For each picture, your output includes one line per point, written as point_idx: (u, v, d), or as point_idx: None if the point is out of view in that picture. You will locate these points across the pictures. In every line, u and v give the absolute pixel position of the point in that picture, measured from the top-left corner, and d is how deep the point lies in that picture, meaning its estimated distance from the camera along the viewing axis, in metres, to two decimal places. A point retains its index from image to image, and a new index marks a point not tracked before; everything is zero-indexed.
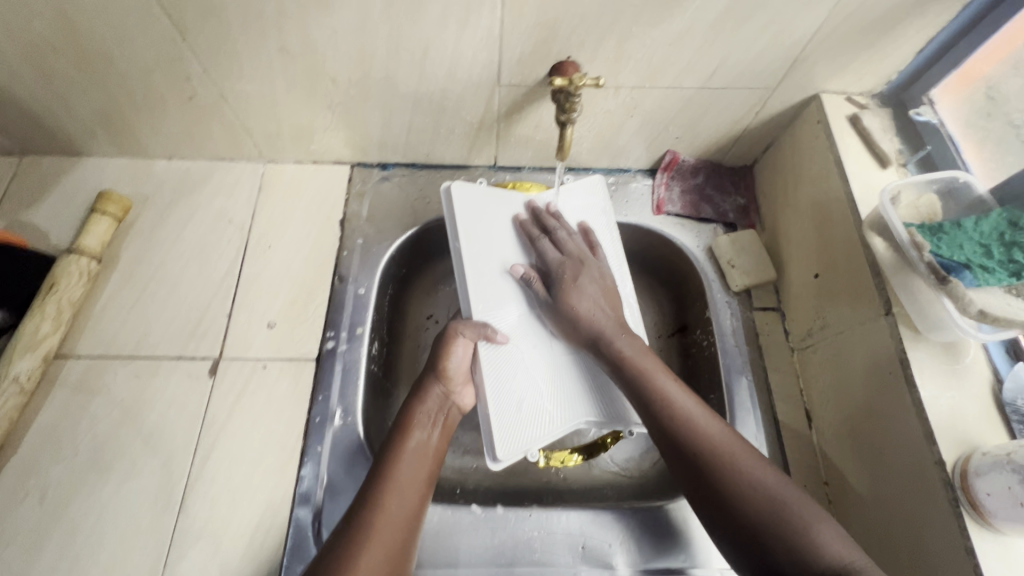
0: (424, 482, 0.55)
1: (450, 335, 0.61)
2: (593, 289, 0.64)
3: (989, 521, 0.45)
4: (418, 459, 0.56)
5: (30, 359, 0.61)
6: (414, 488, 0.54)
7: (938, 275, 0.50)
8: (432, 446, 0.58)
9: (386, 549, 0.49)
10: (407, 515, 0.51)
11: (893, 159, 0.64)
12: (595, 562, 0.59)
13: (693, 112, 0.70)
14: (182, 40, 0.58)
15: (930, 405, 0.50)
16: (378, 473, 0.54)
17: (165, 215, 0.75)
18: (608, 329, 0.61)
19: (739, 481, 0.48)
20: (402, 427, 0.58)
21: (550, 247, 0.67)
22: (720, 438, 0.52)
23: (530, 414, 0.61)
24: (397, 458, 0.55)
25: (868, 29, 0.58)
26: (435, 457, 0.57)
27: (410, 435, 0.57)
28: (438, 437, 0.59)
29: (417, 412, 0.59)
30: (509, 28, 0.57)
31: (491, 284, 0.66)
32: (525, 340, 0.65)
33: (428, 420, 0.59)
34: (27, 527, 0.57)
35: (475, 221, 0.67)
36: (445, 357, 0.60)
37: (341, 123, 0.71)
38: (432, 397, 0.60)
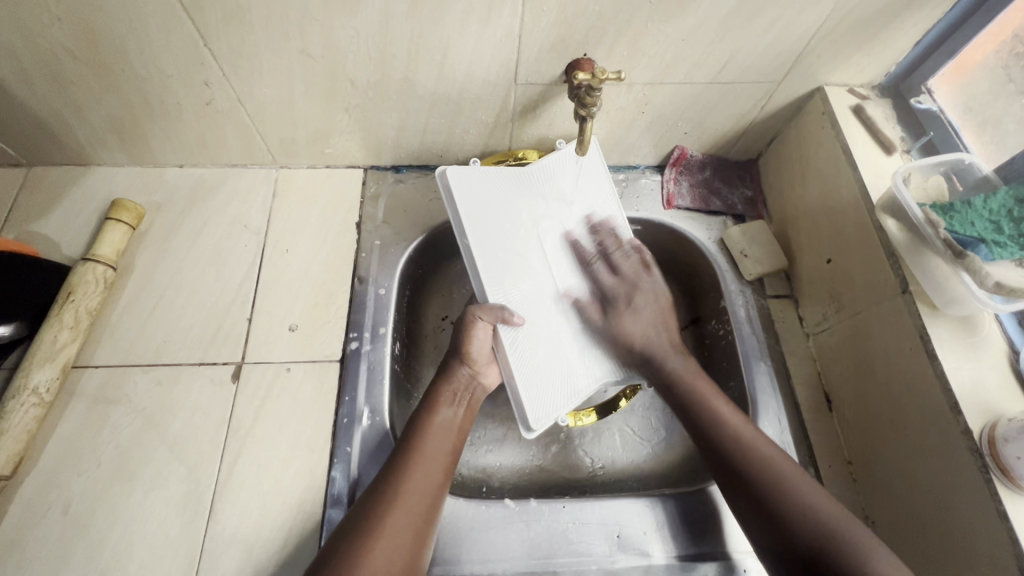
0: (447, 455, 0.56)
1: (469, 320, 0.60)
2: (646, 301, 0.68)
3: (1019, 486, 0.46)
4: (441, 434, 0.57)
5: (48, 370, 0.60)
6: (437, 461, 0.55)
7: (955, 251, 0.52)
8: (454, 422, 0.59)
9: (411, 519, 0.50)
10: (431, 484, 0.53)
11: (897, 145, 0.66)
12: (630, 550, 0.59)
13: (702, 107, 0.72)
14: (202, 44, 0.58)
15: (953, 376, 0.52)
16: (404, 446, 0.55)
17: (179, 222, 0.74)
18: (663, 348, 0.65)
19: (782, 488, 0.52)
20: (428, 404, 0.59)
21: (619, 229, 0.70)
22: (776, 459, 0.55)
23: (557, 382, 0.62)
24: (423, 432, 0.56)
25: (870, 22, 0.61)
26: (457, 434, 0.58)
27: (436, 412, 0.58)
28: (461, 415, 0.60)
29: (442, 389, 0.60)
30: (528, 26, 0.58)
31: (504, 266, 0.64)
32: (547, 312, 0.64)
33: (452, 398, 0.60)
34: (50, 541, 0.55)
35: (477, 205, 0.63)
36: (467, 342, 0.60)
37: (357, 126, 0.72)
38: (459, 376, 0.61)
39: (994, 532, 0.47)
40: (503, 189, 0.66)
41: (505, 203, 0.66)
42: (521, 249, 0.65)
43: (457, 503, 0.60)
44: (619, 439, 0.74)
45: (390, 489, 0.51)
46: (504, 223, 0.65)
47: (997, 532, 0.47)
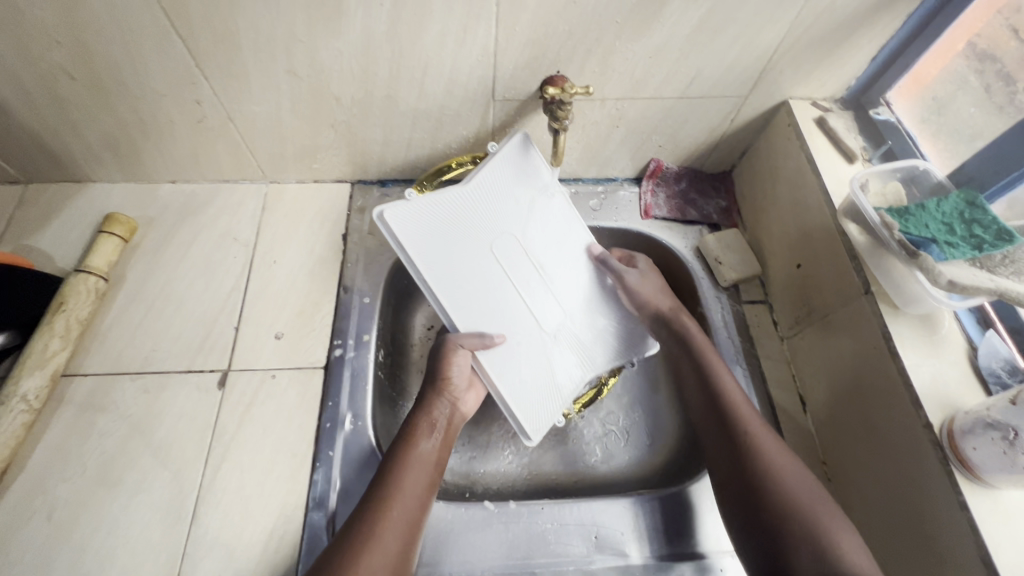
0: (424, 489, 0.56)
1: (450, 348, 0.62)
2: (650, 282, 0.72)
3: (977, 476, 0.48)
4: (419, 467, 0.57)
5: (38, 377, 0.62)
6: (413, 498, 0.55)
7: (909, 251, 0.54)
8: (433, 454, 0.59)
9: (386, 553, 0.50)
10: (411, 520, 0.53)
11: (858, 154, 0.70)
12: (608, 551, 0.60)
13: (674, 120, 0.75)
14: (194, 65, 0.62)
15: (914, 372, 0.54)
16: (382, 477, 0.55)
17: (170, 236, 0.77)
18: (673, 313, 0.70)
19: (745, 430, 0.58)
20: (407, 436, 0.59)
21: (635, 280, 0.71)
22: (753, 417, 0.59)
23: (546, 387, 0.68)
24: (403, 462, 0.56)
25: (827, 39, 0.65)
26: (437, 467, 0.59)
27: (417, 444, 0.58)
28: (441, 447, 0.61)
29: (421, 421, 0.61)
30: (503, 45, 0.62)
31: (477, 288, 0.65)
32: (523, 325, 0.67)
33: (432, 429, 0.60)
34: (33, 546, 0.56)
35: (428, 241, 0.62)
36: (445, 369, 0.62)
37: (343, 142, 0.75)
38: (440, 405, 0.62)
39: (956, 523, 0.48)
40: (462, 207, 0.63)
41: (468, 226, 0.64)
42: (486, 268, 0.66)
43: (437, 505, 0.61)
44: (600, 444, 0.75)
45: (367, 522, 0.51)
46: (461, 251, 0.64)
47: (959, 523, 0.48)
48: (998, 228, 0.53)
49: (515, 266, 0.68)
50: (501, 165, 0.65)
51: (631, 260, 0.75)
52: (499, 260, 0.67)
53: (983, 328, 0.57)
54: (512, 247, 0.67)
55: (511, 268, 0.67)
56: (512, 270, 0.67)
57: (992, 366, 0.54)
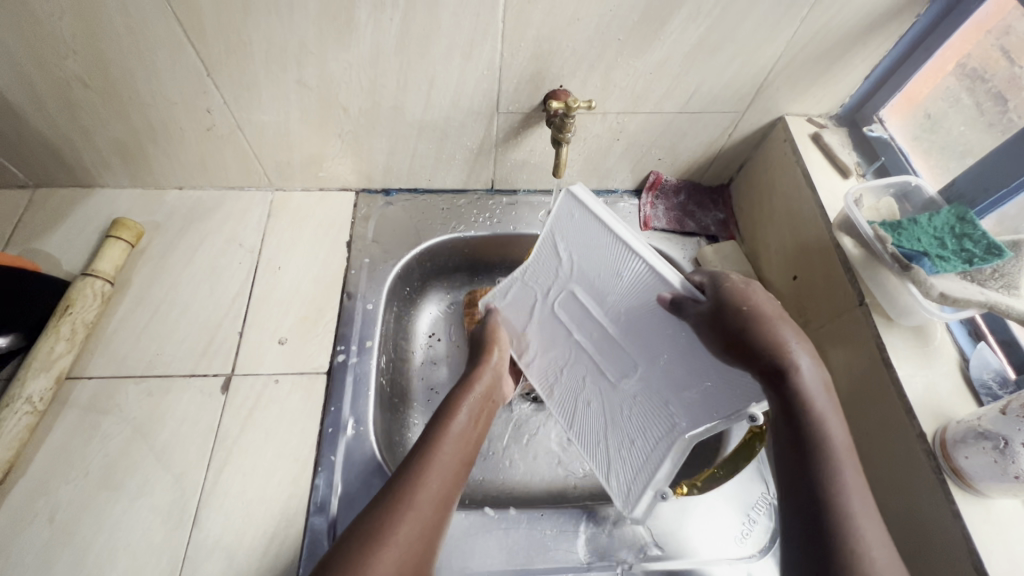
0: (462, 465, 0.53)
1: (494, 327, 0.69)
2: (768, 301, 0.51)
3: (970, 485, 0.49)
4: (459, 444, 0.54)
5: (43, 379, 0.62)
6: (448, 472, 0.51)
7: (902, 264, 0.56)
8: (469, 428, 0.57)
9: (418, 523, 0.46)
10: (443, 493, 0.49)
11: (852, 170, 0.72)
12: (607, 558, 0.60)
13: (673, 135, 0.77)
14: (206, 74, 0.63)
15: (907, 382, 0.55)
16: (419, 446, 0.53)
17: (176, 241, 0.78)
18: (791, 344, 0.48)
19: (824, 457, 0.44)
20: (449, 408, 0.58)
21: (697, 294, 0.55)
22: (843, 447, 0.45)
23: (639, 466, 0.60)
24: (440, 434, 0.54)
25: (822, 58, 0.67)
26: (474, 443, 0.57)
27: (457, 417, 0.56)
28: (476, 424, 0.58)
29: (464, 397, 0.59)
30: (508, 60, 0.63)
31: (556, 356, 0.67)
32: (605, 390, 0.63)
33: (472, 403, 0.59)
34: (35, 548, 0.56)
35: (515, 322, 0.70)
36: (492, 342, 0.67)
37: (350, 151, 0.76)
38: (482, 379, 0.62)
39: (950, 531, 0.49)
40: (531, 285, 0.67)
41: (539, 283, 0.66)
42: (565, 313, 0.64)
43: None
44: None
45: (399, 496, 0.47)
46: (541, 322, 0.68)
47: (952, 531, 0.49)
48: (988, 243, 0.55)
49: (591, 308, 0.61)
50: (554, 226, 0.62)
51: (745, 280, 0.53)
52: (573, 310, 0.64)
53: (975, 340, 0.58)
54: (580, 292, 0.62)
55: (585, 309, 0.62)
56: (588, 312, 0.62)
57: (983, 377, 0.56)
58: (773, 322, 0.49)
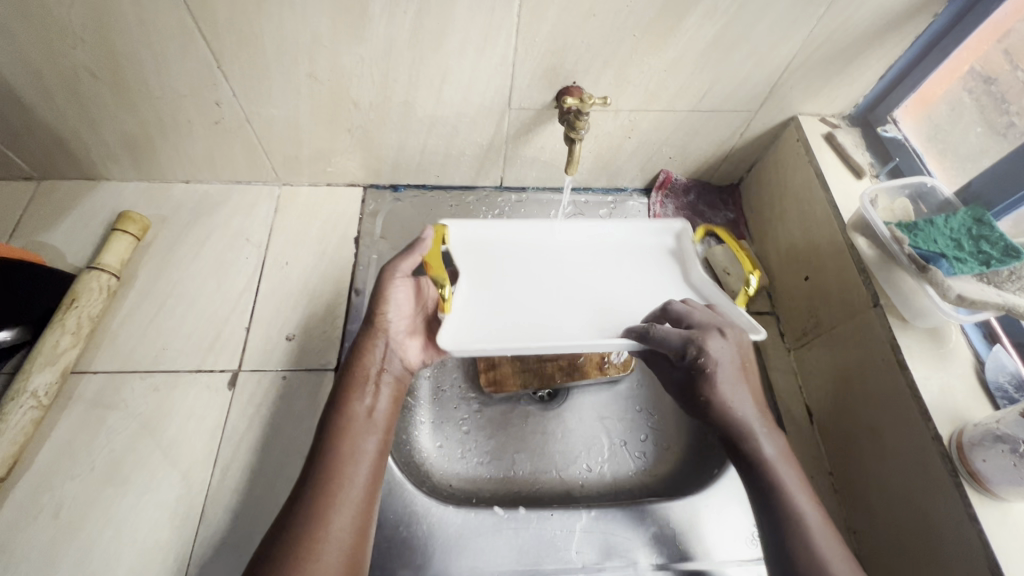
0: (375, 454, 0.54)
1: (387, 279, 0.59)
2: (722, 350, 0.55)
3: (986, 488, 0.48)
4: (362, 430, 0.54)
5: (48, 373, 0.62)
6: (359, 478, 0.52)
7: (918, 264, 0.55)
8: (380, 411, 0.56)
9: (343, 535, 0.49)
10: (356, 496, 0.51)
11: (866, 170, 0.71)
12: (617, 558, 0.60)
13: (685, 134, 0.77)
14: (216, 67, 0.62)
15: (922, 385, 0.55)
16: (322, 450, 0.52)
17: (183, 235, 0.77)
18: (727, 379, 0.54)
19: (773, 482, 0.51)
20: (342, 396, 0.56)
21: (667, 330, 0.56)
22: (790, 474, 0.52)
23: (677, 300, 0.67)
24: (341, 432, 0.53)
25: (837, 57, 0.66)
26: (382, 424, 0.56)
27: (354, 403, 0.55)
28: (383, 402, 0.57)
29: (357, 377, 0.56)
30: (522, 55, 0.63)
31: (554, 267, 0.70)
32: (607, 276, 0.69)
33: (369, 383, 0.57)
34: (41, 543, 0.56)
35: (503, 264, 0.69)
36: (382, 303, 0.58)
37: (358, 146, 0.75)
38: (373, 352, 0.58)
39: (966, 535, 0.49)
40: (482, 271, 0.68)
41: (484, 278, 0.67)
42: (538, 288, 0.68)
43: (447, 509, 0.61)
44: (608, 450, 0.75)
45: (308, 509, 0.49)
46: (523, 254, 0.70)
47: (969, 535, 0.49)
48: (1005, 245, 0.55)
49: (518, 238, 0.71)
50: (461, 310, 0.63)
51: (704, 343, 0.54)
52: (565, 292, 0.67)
53: (990, 343, 0.58)
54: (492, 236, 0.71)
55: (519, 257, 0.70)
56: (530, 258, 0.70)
57: (998, 381, 0.55)
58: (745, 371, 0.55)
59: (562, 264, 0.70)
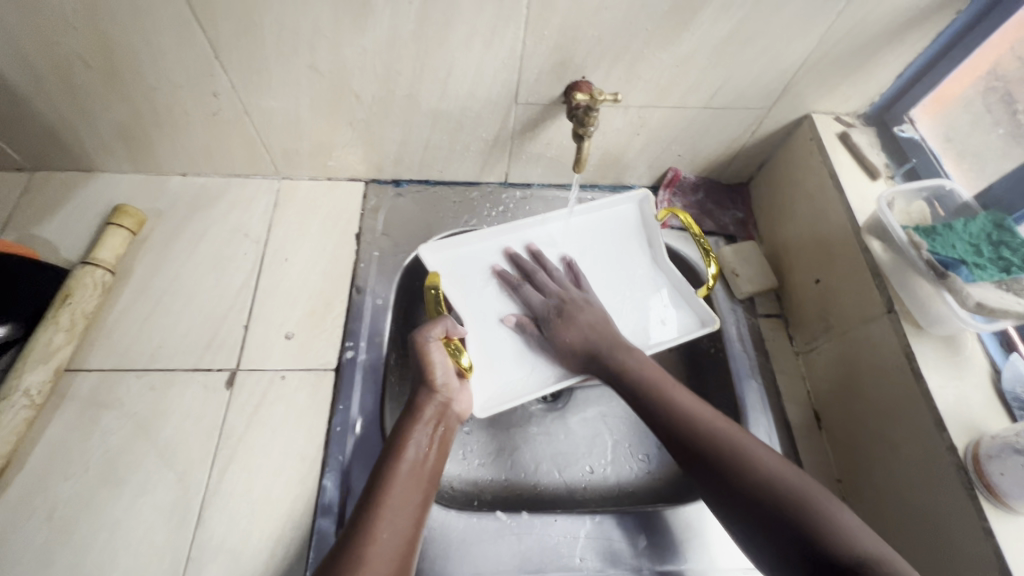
0: (417, 507, 0.50)
1: (422, 343, 0.60)
2: (591, 312, 0.66)
3: (1002, 502, 0.47)
4: (412, 481, 0.51)
5: (41, 371, 0.60)
6: (402, 527, 0.48)
7: (937, 271, 0.54)
8: (426, 465, 0.53)
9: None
10: (399, 541, 0.46)
11: (881, 171, 0.69)
12: (622, 566, 0.59)
13: (695, 131, 0.75)
14: (214, 57, 0.60)
15: (937, 394, 0.53)
16: (367, 498, 0.49)
17: (179, 229, 0.75)
18: (606, 347, 0.63)
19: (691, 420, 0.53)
20: (393, 449, 0.53)
21: (535, 292, 0.70)
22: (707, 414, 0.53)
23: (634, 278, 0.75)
24: (388, 481, 0.50)
25: (855, 54, 0.64)
26: (429, 476, 0.53)
27: (404, 456, 0.53)
28: (432, 456, 0.55)
29: (413, 430, 0.55)
30: (530, 48, 0.61)
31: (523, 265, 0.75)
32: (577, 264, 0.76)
33: (424, 437, 0.55)
34: (34, 545, 0.55)
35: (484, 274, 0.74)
36: (427, 367, 0.58)
37: (360, 140, 0.73)
38: (429, 409, 0.57)
39: (981, 549, 0.48)
40: (470, 292, 0.73)
41: (474, 297, 0.73)
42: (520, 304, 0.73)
43: (449, 514, 0.60)
44: (612, 453, 0.74)
45: (351, 554, 0.44)
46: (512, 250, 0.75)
47: (984, 549, 0.47)
48: None
49: (491, 258, 0.75)
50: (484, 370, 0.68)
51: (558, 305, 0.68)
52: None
53: (1007, 351, 0.57)
54: (468, 264, 0.74)
55: (503, 275, 0.74)
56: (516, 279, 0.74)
57: (1017, 390, 0.54)
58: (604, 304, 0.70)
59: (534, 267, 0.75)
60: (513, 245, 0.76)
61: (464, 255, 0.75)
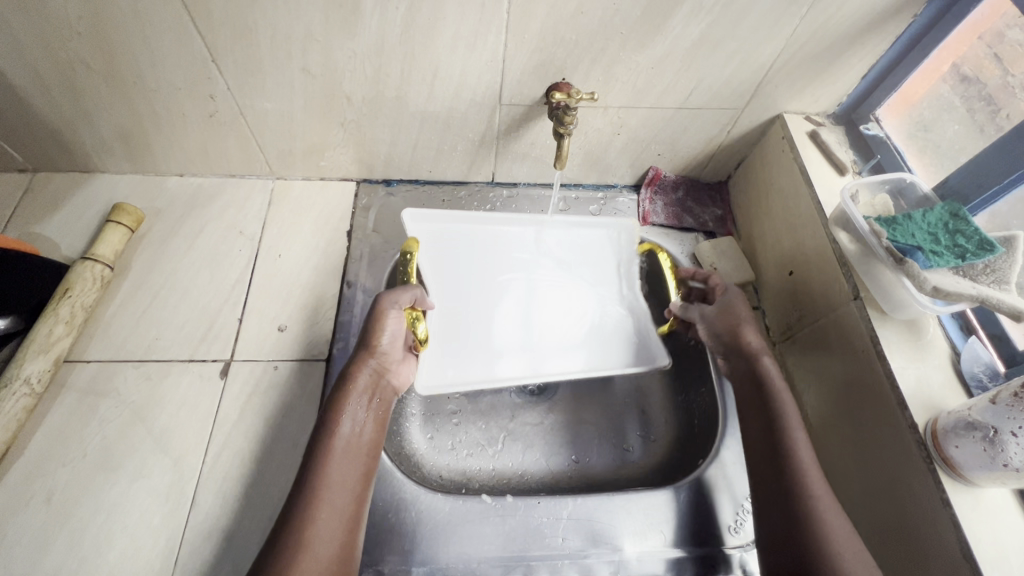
0: (359, 477, 0.54)
1: (381, 310, 0.62)
2: (740, 308, 0.68)
3: (959, 474, 0.50)
4: (350, 452, 0.54)
5: (41, 361, 0.62)
6: (351, 482, 0.52)
7: (896, 258, 0.56)
8: (369, 418, 0.58)
9: (327, 549, 0.48)
10: (343, 511, 0.50)
11: (848, 167, 0.73)
12: (602, 545, 0.61)
13: (673, 131, 0.78)
14: (211, 60, 0.63)
15: (900, 374, 0.56)
16: (307, 467, 0.52)
17: (177, 227, 0.78)
18: (775, 374, 0.61)
19: (787, 460, 0.54)
20: (331, 418, 0.55)
21: (738, 299, 0.69)
22: (807, 464, 0.54)
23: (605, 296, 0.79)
24: (325, 451, 0.53)
25: (821, 56, 0.68)
26: (367, 448, 0.56)
27: (342, 426, 0.55)
28: (371, 427, 0.57)
29: (349, 400, 0.57)
30: (512, 51, 0.64)
31: (503, 255, 0.80)
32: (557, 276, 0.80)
33: (360, 408, 0.57)
34: (33, 528, 0.56)
35: (458, 244, 0.80)
36: (376, 333, 0.61)
37: (351, 140, 0.76)
38: (366, 368, 0.60)
39: (939, 519, 0.50)
40: (446, 259, 0.79)
41: (447, 266, 0.78)
42: (496, 286, 0.79)
43: (436, 496, 0.62)
44: (595, 445, 0.76)
45: (295, 524, 0.48)
46: (492, 233, 0.81)
47: (942, 519, 0.50)
48: (980, 239, 0.56)
49: (473, 240, 0.81)
50: (440, 334, 0.74)
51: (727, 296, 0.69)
52: (538, 321, 0.77)
53: (966, 335, 0.60)
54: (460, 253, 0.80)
55: (482, 258, 0.80)
56: (492, 262, 0.80)
57: (973, 370, 0.57)
58: (739, 328, 0.66)
59: (515, 266, 0.80)
60: (494, 235, 0.81)
61: (447, 230, 0.80)
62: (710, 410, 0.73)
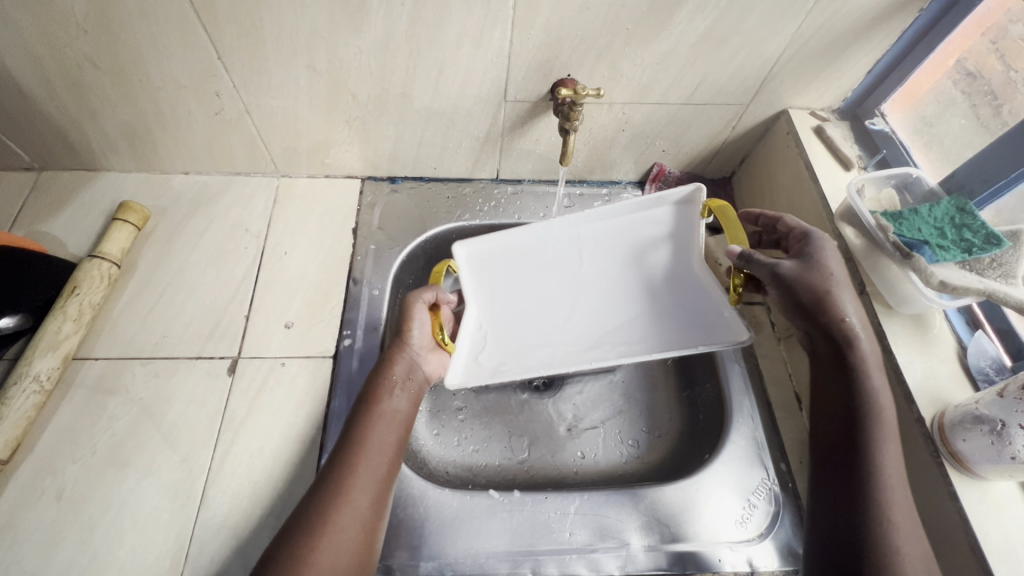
0: (393, 449, 0.55)
1: (410, 302, 0.63)
2: (837, 270, 0.56)
3: (966, 467, 0.50)
4: (386, 425, 0.56)
5: (51, 358, 0.63)
6: (386, 451, 0.54)
7: (903, 252, 0.57)
8: (402, 412, 0.58)
9: (356, 518, 0.50)
10: (375, 480, 0.52)
11: (854, 162, 0.73)
12: (610, 540, 0.61)
13: (678, 127, 0.78)
14: (217, 58, 0.63)
15: (906, 368, 0.56)
16: (348, 437, 0.54)
17: (182, 225, 0.78)
18: (869, 359, 0.53)
19: (873, 471, 0.49)
20: (371, 395, 0.57)
21: (834, 257, 0.57)
22: (893, 478, 0.49)
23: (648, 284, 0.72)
24: (368, 423, 0.55)
25: (826, 51, 0.67)
26: (403, 424, 0.57)
27: (382, 402, 0.57)
28: (408, 404, 0.59)
29: (388, 378, 0.59)
30: (517, 48, 0.64)
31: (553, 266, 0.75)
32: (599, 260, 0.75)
33: (398, 386, 0.59)
34: (44, 524, 0.57)
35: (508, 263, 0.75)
36: (408, 322, 0.62)
37: (357, 138, 0.76)
38: (402, 361, 0.61)
39: (946, 511, 0.50)
40: (495, 279, 0.75)
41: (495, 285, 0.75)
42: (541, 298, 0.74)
43: (443, 492, 0.63)
44: (601, 440, 0.76)
45: (329, 492, 0.50)
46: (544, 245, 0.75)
47: (949, 512, 0.50)
48: (987, 233, 0.56)
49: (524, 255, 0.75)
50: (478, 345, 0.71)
51: (818, 253, 0.57)
52: (581, 322, 0.72)
53: (972, 328, 0.60)
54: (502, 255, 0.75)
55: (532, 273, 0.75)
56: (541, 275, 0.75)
57: (980, 365, 0.57)
58: (833, 296, 0.55)
59: (565, 273, 0.75)
60: (547, 246, 0.75)
61: (496, 250, 0.75)
62: (715, 404, 0.74)
